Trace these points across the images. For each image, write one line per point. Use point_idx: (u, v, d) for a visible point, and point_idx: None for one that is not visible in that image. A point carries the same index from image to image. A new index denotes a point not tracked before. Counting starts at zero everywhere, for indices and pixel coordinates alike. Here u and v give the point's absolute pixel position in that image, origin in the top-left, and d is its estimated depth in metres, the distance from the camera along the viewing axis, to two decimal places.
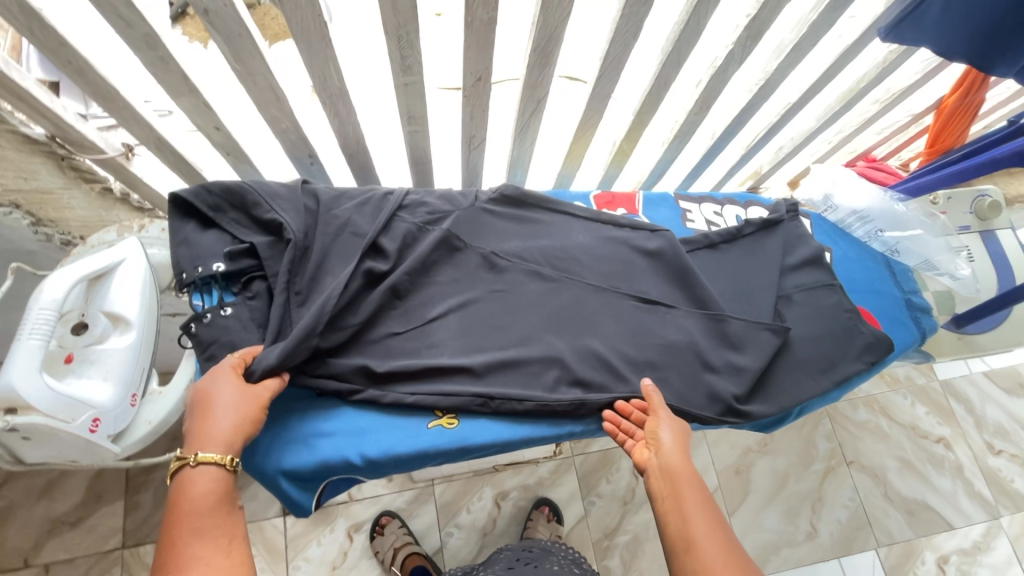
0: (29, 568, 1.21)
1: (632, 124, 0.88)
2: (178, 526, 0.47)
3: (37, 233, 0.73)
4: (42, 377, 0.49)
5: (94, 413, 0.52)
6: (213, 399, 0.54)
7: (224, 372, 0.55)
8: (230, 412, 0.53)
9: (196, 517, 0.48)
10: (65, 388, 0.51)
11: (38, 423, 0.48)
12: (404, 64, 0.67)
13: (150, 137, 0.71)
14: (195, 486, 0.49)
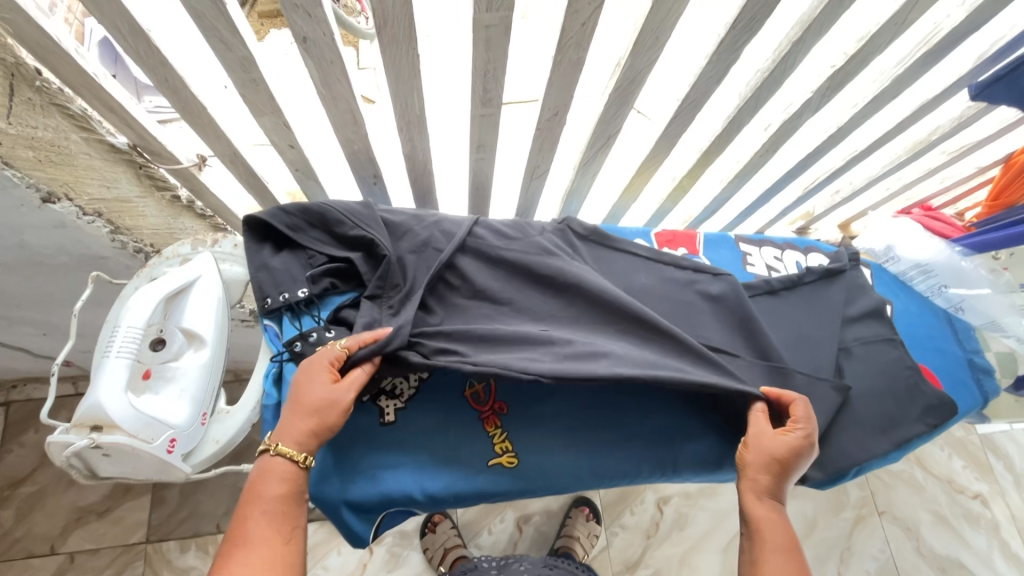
0: (55, 555, 1.22)
1: (696, 162, 0.87)
2: (250, 507, 0.48)
3: (114, 241, 0.73)
4: (126, 396, 0.49)
5: (171, 433, 0.52)
6: (306, 392, 0.53)
7: (322, 364, 0.55)
8: (321, 411, 0.53)
9: (266, 501, 0.49)
10: (146, 407, 0.51)
11: (121, 443, 0.48)
12: (485, 96, 0.67)
13: (228, 151, 0.72)
14: (270, 472, 0.50)
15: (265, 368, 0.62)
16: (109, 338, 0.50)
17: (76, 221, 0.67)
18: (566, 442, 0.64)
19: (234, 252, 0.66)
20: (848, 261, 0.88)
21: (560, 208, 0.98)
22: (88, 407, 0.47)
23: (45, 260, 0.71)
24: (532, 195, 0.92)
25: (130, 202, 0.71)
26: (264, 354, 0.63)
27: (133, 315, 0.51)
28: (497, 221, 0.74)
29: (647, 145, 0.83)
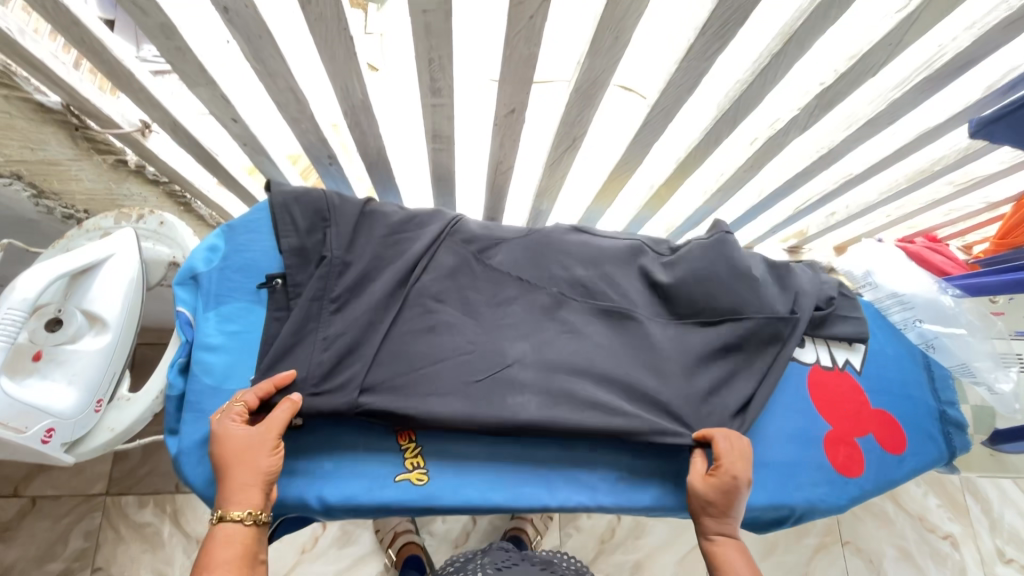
0: (17, 499, 1.27)
1: (673, 172, 0.81)
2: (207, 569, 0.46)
3: (37, 205, 0.70)
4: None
5: (50, 422, 0.51)
6: (228, 465, 0.52)
7: (233, 421, 0.55)
8: (244, 461, 0.53)
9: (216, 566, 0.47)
10: (24, 392, 0.50)
11: None
12: (433, 86, 0.62)
13: (167, 120, 0.68)
14: (222, 551, 0.48)
15: (172, 356, 0.63)
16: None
17: None
18: (479, 464, 0.63)
19: (158, 230, 0.65)
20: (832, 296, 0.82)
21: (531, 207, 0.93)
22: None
23: None
24: (499, 190, 0.87)
25: (60, 164, 0.68)
26: (175, 341, 0.64)
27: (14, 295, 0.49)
28: (487, 223, 0.77)
29: (621, 148, 0.77)
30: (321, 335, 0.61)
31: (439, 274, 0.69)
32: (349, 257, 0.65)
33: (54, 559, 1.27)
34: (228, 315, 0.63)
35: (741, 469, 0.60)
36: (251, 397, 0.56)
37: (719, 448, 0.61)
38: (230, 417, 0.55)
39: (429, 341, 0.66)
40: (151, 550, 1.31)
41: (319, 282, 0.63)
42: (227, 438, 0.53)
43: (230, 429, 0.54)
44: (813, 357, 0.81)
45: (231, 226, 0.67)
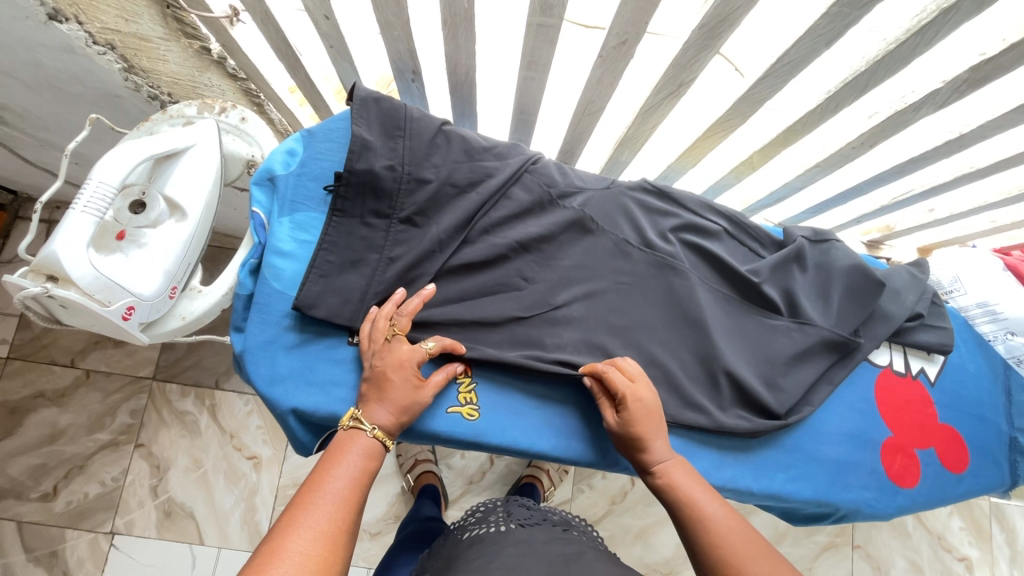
0: (74, 368, 1.38)
1: (776, 139, 0.75)
2: (331, 460, 0.49)
3: (127, 80, 0.66)
4: (88, 255, 0.47)
5: (131, 301, 0.50)
6: (386, 382, 0.54)
7: (387, 343, 0.56)
8: (402, 398, 0.54)
9: (346, 459, 0.49)
10: (107, 269, 0.49)
11: (73, 300, 0.47)
12: (545, 2, 0.56)
13: (258, 9, 0.64)
14: (358, 442, 0.51)
15: (244, 256, 0.60)
16: (80, 189, 0.48)
17: (85, 49, 0.59)
18: (528, 410, 0.63)
19: (240, 126, 0.62)
20: (923, 305, 0.77)
21: (609, 156, 0.87)
22: (44, 255, 0.45)
23: (63, 89, 0.68)
24: (581, 133, 0.81)
25: (151, 41, 0.65)
26: (246, 242, 0.61)
27: (104, 180, 0.48)
28: (568, 167, 0.71)
29: (727, 103, 0.70)
30: (386, 256, 0.61)
31: (509, 213, 0.66)
32: (420, 174, 0.63)
33: (102, 429, 1.38)
34: (301, 224, 0.61)
35: (645, 391, 0.59)
36: (434, 345, 0.57)
37: (625, 369, 0.60)
38: (414, 353, 0.56)
39: (484, 279, 0.64)
40: (188, 436, 1.40)
41: (387, 200, 0.62)
42: (388, 359, 0.55)
43: (410, 356, 0.56)
44: (887, 360, 0.76)
45: (310, 130, 0.63)
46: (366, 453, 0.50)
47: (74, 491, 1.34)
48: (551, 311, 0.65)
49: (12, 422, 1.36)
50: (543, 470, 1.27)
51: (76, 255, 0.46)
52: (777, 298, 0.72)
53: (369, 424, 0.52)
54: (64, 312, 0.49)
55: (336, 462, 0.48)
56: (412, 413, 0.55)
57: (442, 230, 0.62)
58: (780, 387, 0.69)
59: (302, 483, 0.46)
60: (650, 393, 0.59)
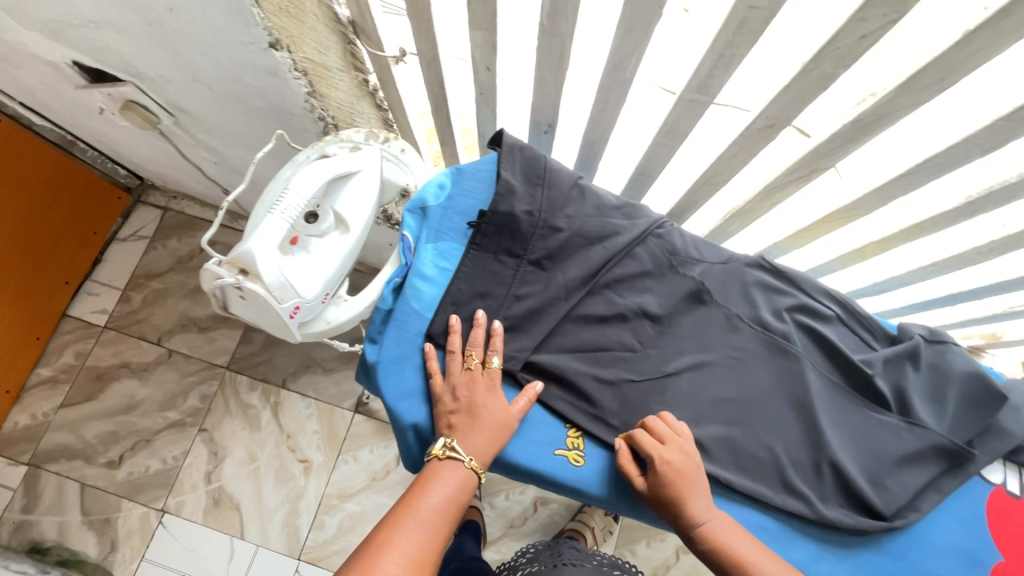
0: (159, 346, 1.52)
1: (898, 233, 0.75)
2: (425, 484, 0.54)
3: (307, 102, 0.75)
4: (275, 255, 0.53)
5: (297, 301, 0.55)
6: (477, 411, 0.57)
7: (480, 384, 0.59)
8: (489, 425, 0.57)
9: (439, 486, 0.54)
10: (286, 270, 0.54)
11: (257, 293, 0.52)
12: (704, 81, 0.60)
13: (429, 54, 0.72)
14: (449, 472, 0.55)
15: (389, 274, 0.65)
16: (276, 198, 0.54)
17: (286, 73, 0.68)
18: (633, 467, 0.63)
19: (399, 156, 0.69)
20: None
21: (717, 225, 0.90)
22: (243, 251, 0.51)
23: (246, 106, 0.79)
24: (694, 201, 0.85)
25: (330, 70, 0.73)
26: (392, 262, 0.65)
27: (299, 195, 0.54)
28: (689, 234, 0.73)
29: (853, 194, 0.71)
30: (512, 293, 0.64)
31: (631, 271, 0.68)
32: (555, 223, 0.67)
33: (173, 408, 1.47)
34: (442, 252, 0.65)
35: (687, 444, 0.60)
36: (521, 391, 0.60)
37: (658, 432, 0.59)
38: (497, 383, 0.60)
39: (602, 329, 0.66)
40: (248, 429, 1.46)
41: (522, 242, 0.66)
42: (478, 387, 0.59)
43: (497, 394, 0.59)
44: (1001, 479, 0.72)
45: (460, 169, 0.68)
46: (459, 486, 0.54)
47: (137, 463, 1.43)
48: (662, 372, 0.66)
49: (96, 386, 1.50)
50: (588, 526, 1.27)
51: (266, 255, 0.52)
52: (888, 393, 0.70)
53: (465, 455, 0.55)
54: (237, 301, 0.55)
55: (429, 487, 0.54)
56: (502, 439, 0.58)
57: (569, 279, 0.66)
58: (887, 488, 0.66)
59: (396, 505, 0.52)
60: (690, 444, 0.60)
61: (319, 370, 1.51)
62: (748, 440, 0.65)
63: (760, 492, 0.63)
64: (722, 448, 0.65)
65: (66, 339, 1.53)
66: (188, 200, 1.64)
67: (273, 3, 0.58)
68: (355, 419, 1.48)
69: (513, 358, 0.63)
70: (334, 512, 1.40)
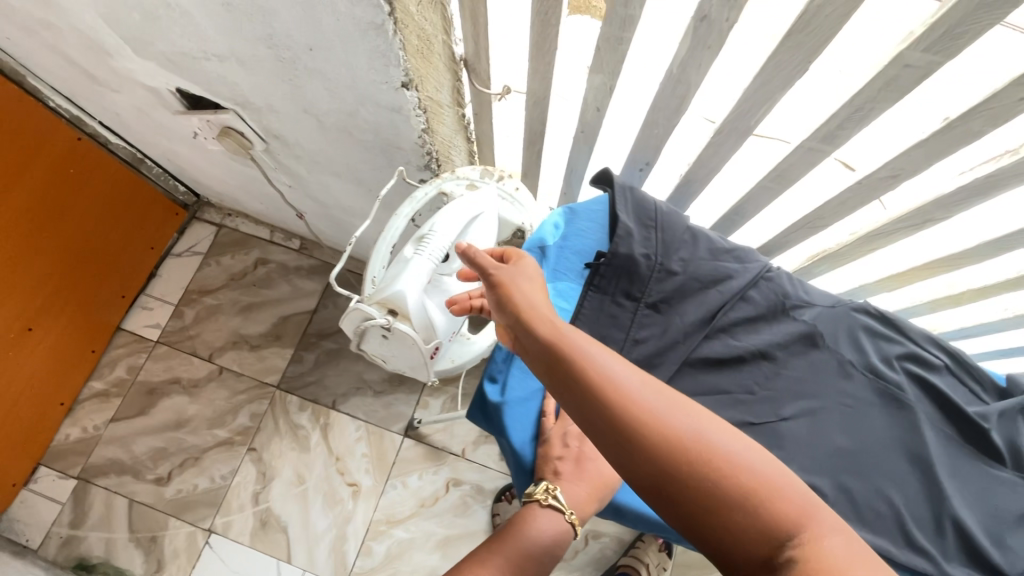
0: (211, 362, 1.53)
1: (1006, 282, 0.74)
2: (524, 522, 0.55)
3: (421, 137, 0.74)
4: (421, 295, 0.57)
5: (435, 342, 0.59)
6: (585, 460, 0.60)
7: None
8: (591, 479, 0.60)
9: (537, 528, 0.55)
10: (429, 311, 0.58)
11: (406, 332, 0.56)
12: (831, 133, 0.60)
13: (539, 94, 0.72)
14: (546, 517, 0.56)
15: None
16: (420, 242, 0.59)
17: (409, 111, 0.68)
18: None
19: (513, 194, 0.69)
20: None
21: (804, 266, 0.90)
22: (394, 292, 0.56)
23: (349, 137, 0.80)
24: (786, 243, 0.85)
25: (442, 106, 0.75)
26: None
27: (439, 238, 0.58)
28: (797, 278, 0.73)
29: (968, 242, 0.70)
30: (631, 337, 0.65)
31: (744, 315, 0.68)
32: (670, 266, 0.67)
33: (222, 426, 1.47)
34: (561, 292, 0.67)
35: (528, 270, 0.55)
36: None
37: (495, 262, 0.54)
38: None
39: (719, 374, 0.67)
40: (297, 450, 1.45)
41: (639, 284, 0.66)
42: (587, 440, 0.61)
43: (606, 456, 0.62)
44: None
45: (574, 209, 0.70)
46: (555, 532, 0.55)
47: (185, 481, 1.42)
48: (778, 423, 0.65)
49: (148, 401, 1.50)
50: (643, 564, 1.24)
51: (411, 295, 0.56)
52: (1002, 447, 0.68)
53: (564, 505, 0.57)
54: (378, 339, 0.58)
55: (528, 523, 0.55)
56: (601, 496, 0.61)
57: (687, 323, 0.66)
58: (1011, 549, 0.64)
59: (496, 534, 0.53)
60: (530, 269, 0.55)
61: (369, 392, 1.51)
62: (867, 495, 0.64)
63: (884, 550, 0.62)
64: (840, 502, 0.63)
65: (119, 352, 1.54)
66: (243, 218, 1.66)
67: (413, 45, 0.60)
68: (404, 443, 1.47)
69: None
70: (382, 538, 1.38)
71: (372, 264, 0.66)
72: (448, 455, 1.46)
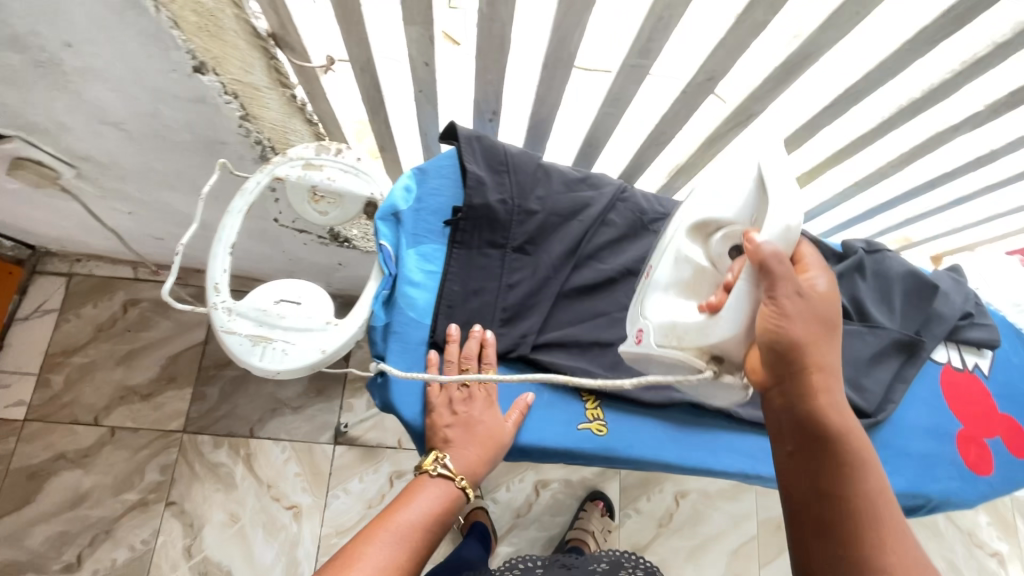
0: (98, 426, 1.36)
1: (825, 160, 0.83)
2: (403, 499, 0.53)
3: (240, 126, 0.69)
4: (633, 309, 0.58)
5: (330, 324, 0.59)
6: (473, 423, 0.57)
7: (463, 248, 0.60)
8: (482, 440, 0.57)
9: (417, 508, 0.53)
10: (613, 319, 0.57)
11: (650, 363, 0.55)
12: (645, 46, 0.63)
13: (363, 58, 0.69)
14: (429, 490, 0.54)
15: (374, 288, 0.61)
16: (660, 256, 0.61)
17: (215, 98, 0.62)
18: (651, 424, 0.66)
19: (356, 165, 0.65)
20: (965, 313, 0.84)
21: (662, 184, 0.95)
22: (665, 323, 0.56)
23: (166, 140, 0.72)
24: (641, 164, 0.88)
25: (260, 90, 0.68)
26: (374, 276, 0.62)
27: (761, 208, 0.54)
28: (652, 194, 0.77)
29: (785, 131, 0.78)
30: (505, 282, 0.65)
31: (607, 238, 0.71)
32: (529, 206, 0.67)
33: (130, 489, 1.33)
34: (425, 255, 0.64)
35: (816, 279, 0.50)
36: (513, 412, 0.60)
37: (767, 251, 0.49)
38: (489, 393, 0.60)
39: (594, 301, 0.69)
40: (223, 490, 1.36)
41: (502, 230, 0.66)
42: (474, 403, 0.58)
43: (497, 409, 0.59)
44: (946, 358, 0.82)
45: (423, 168, 0.67)
46: (440, 502, 0.54)
47: (102, 558, 1.28)
48: None
49: (31, 487, 1.32)
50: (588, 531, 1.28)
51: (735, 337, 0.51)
52: (847, 304, 0.78)
53: (454, 473, 0.55)
54: (659, 367, 0.58)
55: (408, 500, 0.53)
56: (495, 455, 0.57)
57: (554, 258, 0.67)
58: (865, 387, 0.74)
59: (374, 516, 0.51)
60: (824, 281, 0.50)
61: (287, 410, 1.43)
62: None
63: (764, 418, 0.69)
64: None
65: None
66: (95, 260, 1.47)
67: (191, 21, 0.53)
68: (337, 451, 1.42)
69: (519, 345, 0.63)
70: None
71: (210, 267, 0.59)
72: (385, 450, 1.43)
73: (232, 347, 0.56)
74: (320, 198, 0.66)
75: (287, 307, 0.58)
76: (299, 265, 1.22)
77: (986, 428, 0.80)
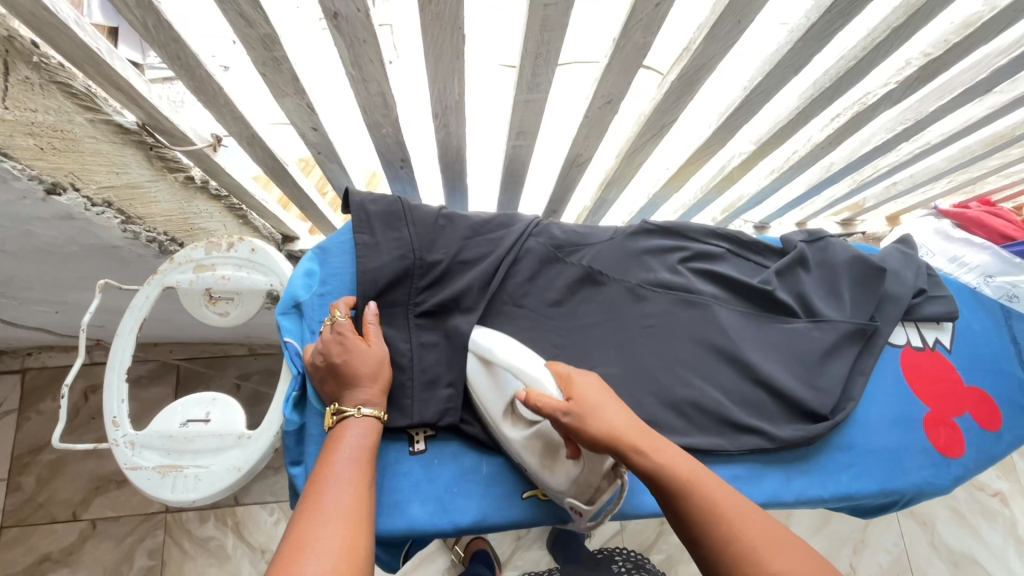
0: (77, 521, 1.31)
1: (752, 153, 0.80)
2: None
3: (125, 232, 0.66)
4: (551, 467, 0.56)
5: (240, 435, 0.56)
6: None
7: (348, 334, 0.54)
8: None
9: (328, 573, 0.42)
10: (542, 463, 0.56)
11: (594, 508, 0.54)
12: (532, 81, 0.59)
13: (245, 133, 0.65)
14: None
15: (284, 390, 0.58)
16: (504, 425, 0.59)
17: (84, 213, 0.60)
18: None
19: (251, 258, 0.61)
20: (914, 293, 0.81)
21: (598, 197, 0.91)
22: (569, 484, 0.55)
23: (56, 250, 0.67)
24: (569, 182, 0.85)
25: (141, 187, 0.64)
26: (285, 374, 0.58)
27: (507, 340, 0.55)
28: (570, 225, 0.74)
29: (705, 132, 0.74)
30: (419, 344, 0.62)
31: (527, 278, 0.68)
32: (433, 261, 0.64)
33: None
34: None
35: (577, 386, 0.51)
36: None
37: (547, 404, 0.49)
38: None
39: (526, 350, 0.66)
40: (216, 564, 1.32)
41: (412, 297, 0.63)
42: None
43: None
44: (904, 338, 0.80)
45: (323, 248, 0.64)
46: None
47: None
48: (594, 370, 0.66)
49: None
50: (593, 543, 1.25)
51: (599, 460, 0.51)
52: (791, 303, 0.75)
53: None
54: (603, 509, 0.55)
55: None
56: None
57: (472, 312, 0.64)
58: (822, 387, 0.71)
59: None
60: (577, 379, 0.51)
61: (270, 471, 1.40)
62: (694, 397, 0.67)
63: (719, 442, 0.66)
64: (675, 416, 0.66)
65: None
66: (48, 350, 1.41)
67: (41, 148, 0.51)
68: None
69: (449, 412, 0.60)
70: None
71: (107, 401, 0.56)
72: None
73: (141, 483, 0.54)
74: (216, 299, 0.62)
75: (194, 429, 0.56)
76: (250, 328, 1.17)
77: (953, 406, 0.78)
